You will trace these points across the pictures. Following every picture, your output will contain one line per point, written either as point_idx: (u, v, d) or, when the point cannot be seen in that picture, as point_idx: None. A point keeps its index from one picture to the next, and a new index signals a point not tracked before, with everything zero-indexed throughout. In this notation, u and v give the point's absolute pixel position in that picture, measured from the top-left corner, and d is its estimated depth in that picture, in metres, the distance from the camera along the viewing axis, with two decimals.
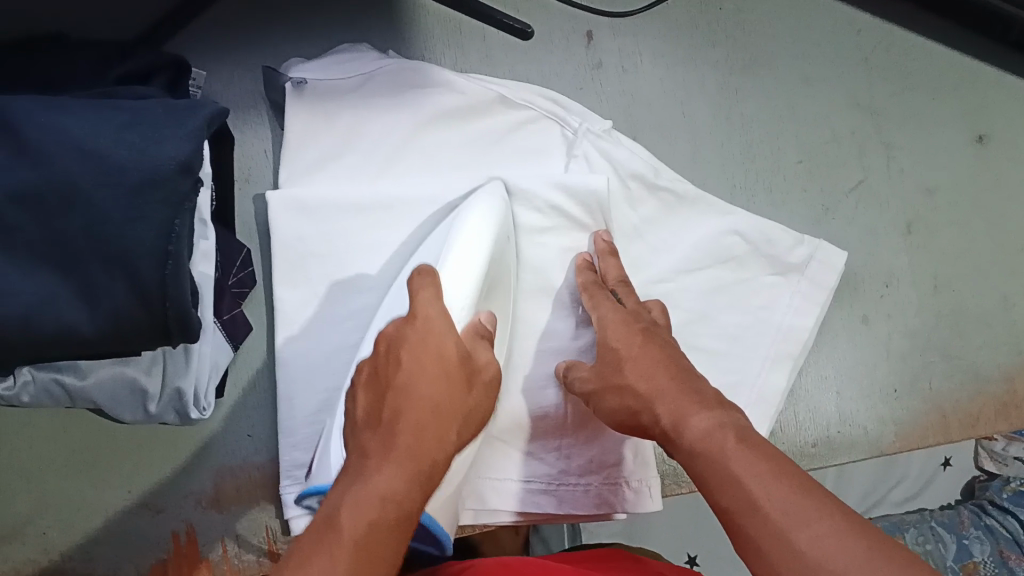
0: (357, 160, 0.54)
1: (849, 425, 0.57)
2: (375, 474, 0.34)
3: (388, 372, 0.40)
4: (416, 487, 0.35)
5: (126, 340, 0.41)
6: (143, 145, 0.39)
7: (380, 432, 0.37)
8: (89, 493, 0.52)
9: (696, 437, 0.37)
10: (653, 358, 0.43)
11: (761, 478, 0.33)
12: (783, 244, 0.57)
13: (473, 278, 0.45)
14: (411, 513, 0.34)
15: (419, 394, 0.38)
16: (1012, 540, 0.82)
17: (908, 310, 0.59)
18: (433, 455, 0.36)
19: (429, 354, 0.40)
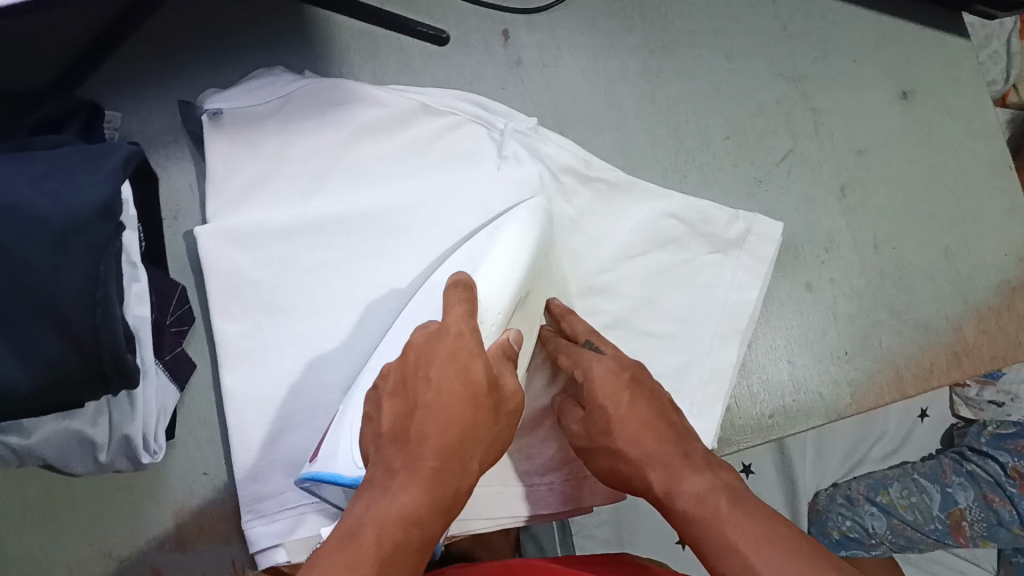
0: (285, 184, 0.54)
1: (804, 392, 0.57)
2: (397, 493, 0.36)
3: (416, 389, 0.39)
4: (438, 516, 0.36)
5: (74, 392, 0.42)
6: (63, 193, 0.41)
7: (409, 454, 0.37)
8: (50, 549, 0.51)
9: (690, 504, 0.40)
10: (642, 416, 0.44)
11: (757, 547, 0.36)
12: (718, 221, 0.57)
13: (510, 289, 0.46)
14: (430, 535, 0.36)
15: (444, 417, 0.37)
16: (994, 482, 0.89)
17: (851, 272, 0.59)
18: (457, 486, 0.37)
19: (456, 375, 0.39)
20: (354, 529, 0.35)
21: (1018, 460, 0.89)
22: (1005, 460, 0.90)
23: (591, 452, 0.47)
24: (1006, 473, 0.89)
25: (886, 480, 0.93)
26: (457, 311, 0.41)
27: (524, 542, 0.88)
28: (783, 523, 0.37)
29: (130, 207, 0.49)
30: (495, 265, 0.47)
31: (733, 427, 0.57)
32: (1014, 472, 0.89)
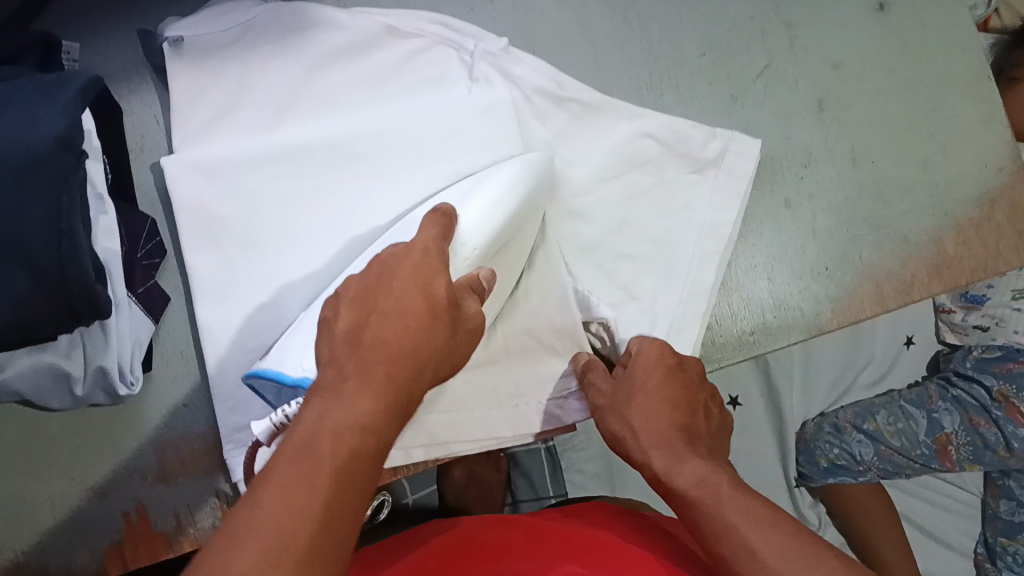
0: (252, 114, 0.53)
1: (785, 309, 0.57)
2: (350, 403, 0.36)
3: (375, 298, 0.40)
4: (389, 428, 0.36)
5: (44, 323, 0.42)
6: (20, 127, 0.41)
7: (365, 363, 0.37)
8: (31, 487, 0.51)
9: (690, 486, 0.42)
10: (673, 401, 0.47)
11: (760, 529, 0.38)
12: (695, 140, 0.56)
13: (487, 234, 0.46)
14: (382, 445, 0.36)
15: (395, 328, 0.38)
16: (979, 407, 0.86)
17: (829, 187, 0.59)
18: (407, 397, 0.38)
19: (418, 288, 0.40)
20: (316, 435, 0.34)
21: (1002, 383, 0.86)
22: (990, 384, 0.86)
23: (605, 416, 0.49)
24: (991, 396, 0.85)
25: (873, 407, 0.90)
26: (430, 230, 0.43)
27: (514, 478, 0.89)
28: (783, 518, 0.39)
29: (94, 138, 0.48)
30: (479, 206, 0.47)
31: (713, 345, 0.57)
32: (999, 395, 0.85)
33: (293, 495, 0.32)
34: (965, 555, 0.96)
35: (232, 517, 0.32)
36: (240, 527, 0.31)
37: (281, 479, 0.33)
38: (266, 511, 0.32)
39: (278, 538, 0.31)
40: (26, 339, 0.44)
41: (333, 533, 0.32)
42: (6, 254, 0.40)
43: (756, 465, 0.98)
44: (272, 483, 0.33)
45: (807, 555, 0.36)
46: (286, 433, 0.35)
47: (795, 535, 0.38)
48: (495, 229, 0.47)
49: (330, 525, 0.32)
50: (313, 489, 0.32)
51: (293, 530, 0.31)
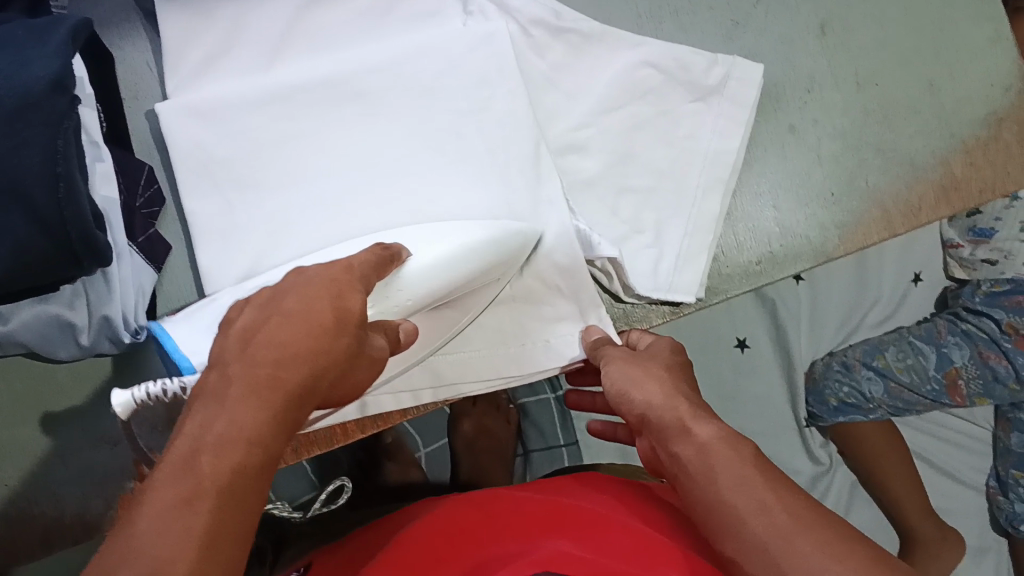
0: (247, 56, 0.53)
1: (791, 237, 0.57)
2: (234, 412, 0.28)
3: (276, 299, 0.33)
4: (277, 446, 0.29)
5: (48, 271, 0.42)
6: (11, 69, 0.40)
7: (253, 367, 0.29)
8: (43, 438, 0.52)
9: (711, 441, 0.36)
10: (684, 377, 0.42)
11: (773, 488, 0.34)
12: (697, 67, 0.55)
13: (423, 290, 0.45)
14: (272, 460, 0.28)
15: (292, 331, 0.31)
16: (990, 340, 0.84)
17: (834, 112, 0.58)
18: (297, 409, 0.30)
19: (319, 300, 0.33)
20: (197, 449, 0.27)
21: (1014, 315, 0.83)
22: (1001, 317, 0.84)
23: (613, 372, 0.44)
24: (1001, 329, 0.83)
25: (882, 345, 0.88)
26: (367, 260, 0.39)
27: (524, 428, 0.89)
28: (787, 480, 0.35)
29: (86, 84, 0.48)
30: (422, 262, 0.46)
31: (719, 277, 0.56)
32: (1010, 327, 0.83)
33: (168, 521, 0.25)
34: (975, 489, 0.96)
35: (102, 554, 0.25)
36: (110, 567, 0.24)
37: (154, 504, 0.25)
38: (137, 542, 0.24)
39: None
40: (29, 287, 0.43)
41: (216, 566, 0.25)
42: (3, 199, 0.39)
43: (764, 405, 0.98)
44: (147, 507, 0.25)
45: (815, 522, 0.32)
46: (162, 449, 0.27)
47: (806, 501, 0.34)
48: (433, 286, 0.46)
49: (213, 555, 0.25)
50: (192, 515, 0.25)
51: (162, 568, 0.24)
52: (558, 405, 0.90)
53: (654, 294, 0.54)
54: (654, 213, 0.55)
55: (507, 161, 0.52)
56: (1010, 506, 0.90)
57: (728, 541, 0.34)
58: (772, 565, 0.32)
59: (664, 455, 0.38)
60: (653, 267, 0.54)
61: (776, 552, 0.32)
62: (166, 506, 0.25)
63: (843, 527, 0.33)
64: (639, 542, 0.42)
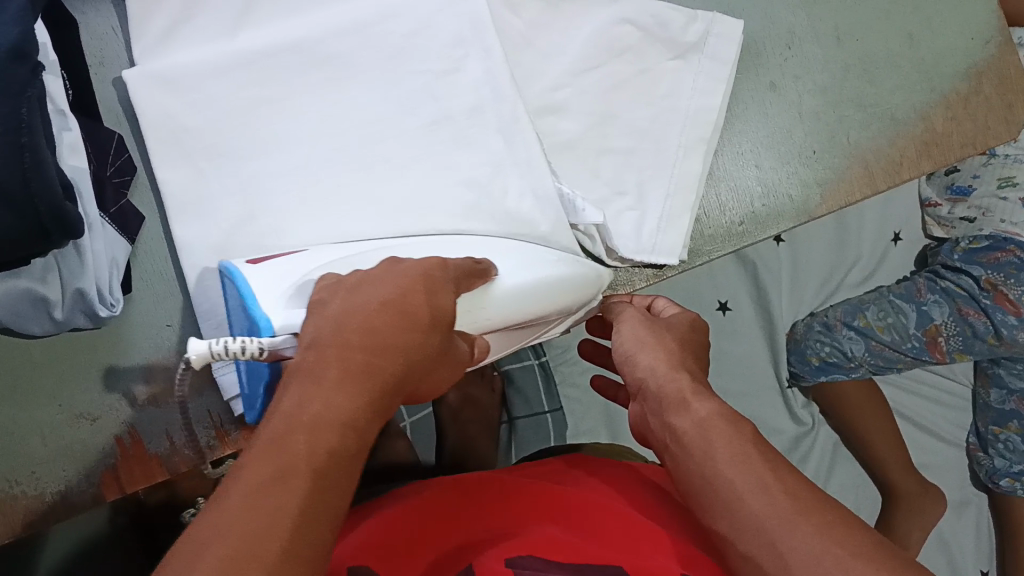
0: (213, 24, 0.51)
1: (773, 196, 0.56)
2: (332, 393, 0.29)
3: (367, 285, 0.33)
4: (368, 426, 0.30)
5: (15, 245, 0.42)
6: None
7: (352, 348, 0.30)
8: (17, 417, 0.50)
9: (713, 416, 0.36)
10: (691, 353, 0.42)
11: (772, 468, 0.34)
12: (676, 23, 0.54)
13: (512, 312, 0.40)
14: (360, 441, 0.30)
15: (385, 325, 0.31)
16: (969, 296, 0.84)
17: (815, 67, 0.57)
18: (388, 390, 0.31)
19: (420, 290, 0.33)
20: (291, 428, 0.28)
21: (991, 272, 0.83)
22: (978, 274, 0.84)
23: (626, 333, 0.43)
24: (980, 286, 0.83)
25: (863, 304, 0.88)
26: (459, 265, 0.37)
27: (510, 395, 0.88)
28: (785, 460, 0.35)
29: (49, 52, 0.46)
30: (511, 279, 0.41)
31: (702, 238, 0.56)
32: (988, 284, 0.83)
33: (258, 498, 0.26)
34: (956, 445, 0.97)
35: (192, 533, 0.26)
36: (202, 543, 0.25)
37: (250, 480, 0.27)
38: (232, 519, 0.26)
39: (244, 553, 0.25)
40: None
41: (309, 541, 0.27)
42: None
43: (749, 367, 0.97)
44: (240, 482, 0.27)
45: (812, 505, 0.32)
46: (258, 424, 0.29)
47: (806, 484, 0.34)
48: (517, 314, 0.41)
49: (306, 533, 0.27)
50: (285, 492, 0.27)
51: (264, 544, 0.25)
52: (542, 372, 0.91)
53: (637, 256, 0.53)
54: (635, 175, 0.54)
55: (487, 123, 0.51)
56: (990, 461, 0.91)
57: (722, 519, 0.34)
58: (768, 544, 0.32)
59: (658, 425, 0.38)
60: (636, 230, 0.53)
61: (772, 530, 0.32)
62: (258, 484, 0.27)
63: (840, 510, 0.33)
64: (630, 529, 0.42)
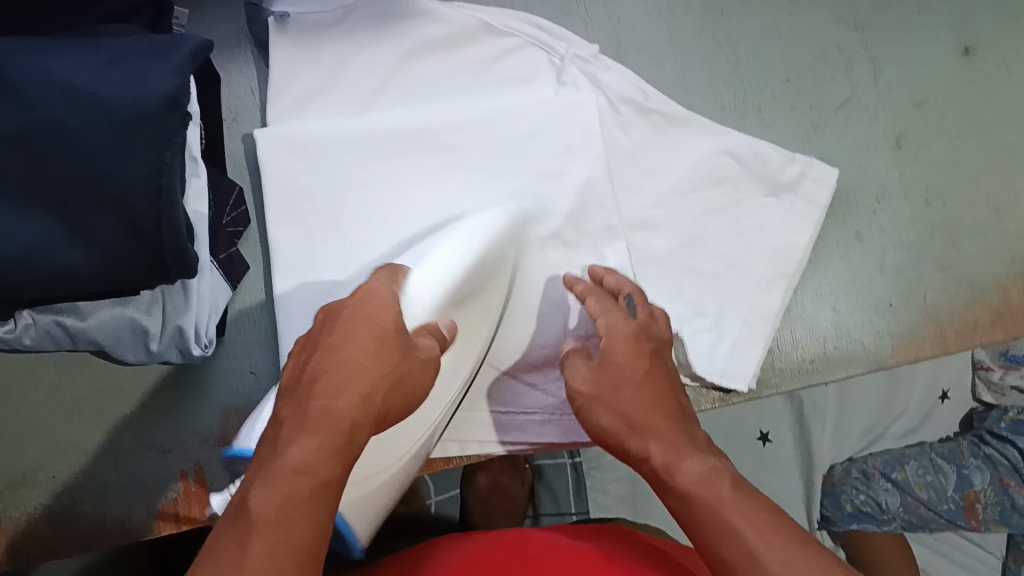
0: (343, 98, 0.54)
1: (846, 339, 0.58)
2: (293, 448, 0.34)
3: (319, 344, 0.39)
4: (336, 461, 0.34)
5: (131, 276, 0.44)
6: (131, 82, 0.43)
7: (304, 408, 0.36)
8: (94, 438, 0.52)
9: (690, 483, 0.37)
10: (653, 402, 0.42)
11: (759, 530, 0.34)
12: (774, 163, 0.56)
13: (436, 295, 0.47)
14: (328, 481, 0.34)
15: (328, 375, 0.37)
16: (1011, 467, 0.83)
17: (901, 223, 0.59)
18: (352, 420, 0.36)
19: (360, 335, 0.38)
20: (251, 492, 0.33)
21: None
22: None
23: (591, 405, 0.43)
24: None
25: (904, 457, 0.88)
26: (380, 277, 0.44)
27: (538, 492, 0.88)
28: (776, 511, 0.35)
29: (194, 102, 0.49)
30: (427, 270, 0.48)
31: (772, 369, 0.57)
32: None
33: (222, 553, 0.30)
34: None
35: None
36: None
37: (220, 542, 0.31)
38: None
39: None
40: (108, 289, 0.45)
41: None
42: (104, 204, 0.42)
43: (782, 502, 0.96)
44: (216, 543, 0.31)
45: (813, 562, 0.33)
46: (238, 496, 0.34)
47: (794, 532, 0.34)
48: (441, 291, 0.48)
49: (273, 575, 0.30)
50: (241, 543, 0.31)
51: None
52: (572, 475, 0.91)
53: (711, 377, 0.54)
54: (714, 298, 0.55)
55: (583, 227, 0.54)
56: None
57: None
58: None
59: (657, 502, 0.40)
60: (711, 351, 0.55)
61: None
62: (221, 545, 0.31)
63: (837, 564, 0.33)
64: None
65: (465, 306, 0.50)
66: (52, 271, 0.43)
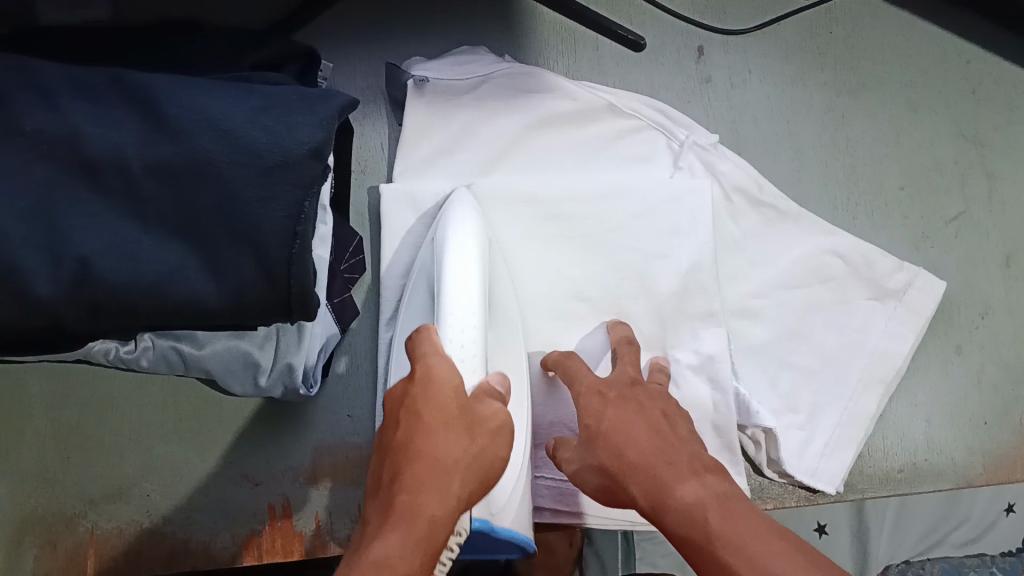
0: (468, 159, 0.55)
1: (937, 454, 0.57)
2: (376, 542, 0.33)
3: (400, 428, 0.38)
4: (417, 550, 0.32)
5: (253, 317, 0.37)
6: (274, 129, 0.36)
7: (387, 504, 0.34)
8: (191, 461, 0.54)
9: (680, 520, 0.35)
10: (622, 445, 0.39)
11: (748, 555, 0.32)
12: (882, 268, 0.57)
13: (467, 318, 0.41)
14: (410, 572, 0.32)
15: (410, 465, 0.36)
16: None
17: (1003, 341, 0.59)
18: (432, 511, 0.34)
19: (431, 416, 0.37)
20: None
21: None
22: None
23: (580, 471, 0.41)
24: None
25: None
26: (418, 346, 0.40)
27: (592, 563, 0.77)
28: (773, 526, 0.34)
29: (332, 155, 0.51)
30: (452, 296, 0.42)
31: (860, 475, 0.56)
32: None
33: None
34: None
35: None
36: None
37: None
38: None
39: None
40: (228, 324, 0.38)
41: None
42: (239, 242, 0.35)
43: None
44: None
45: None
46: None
47: (789, 546, 0.32)
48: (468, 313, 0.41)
49: None
50: None
51: None
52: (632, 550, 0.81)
53: (801, 476, 0.54)
54: (808, 396, 0.56)
55: (683, 311, 0.54)
56: None
57: None
58: None
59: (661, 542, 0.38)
60: (801, 449, 0.55)
61: None
62: None
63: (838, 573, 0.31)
64: None
65: (501, 320, 0.48)
66: (174, 304, 0.34)
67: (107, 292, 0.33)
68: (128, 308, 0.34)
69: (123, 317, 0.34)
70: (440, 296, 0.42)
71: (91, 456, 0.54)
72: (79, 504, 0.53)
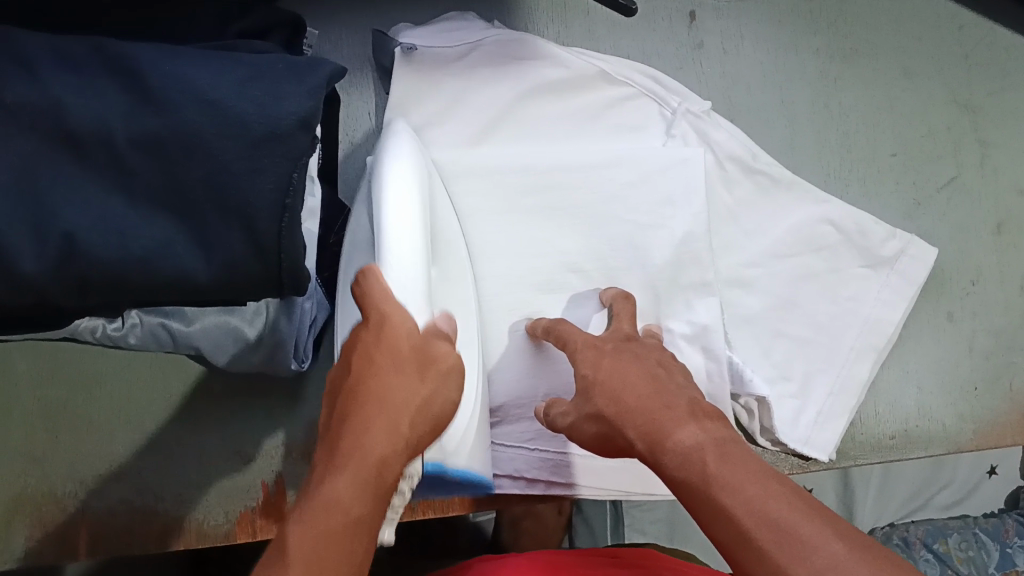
0: (457, 128, 0.54)
1: (928, 419, 0.57)
2: (323, 486, 0.31)
3: (350, 363, 0.35)
4: (366, 495, 0.30)
5: (243, 293, 0.36)
6: (262, 99, 0.34)
7: (333, 440, 0.32)
8: (183, 437, 0.53)
9: (675, 462, 0.32)
10: (616, 394, 0.37)
11: (740, 493, 0.29)
12: (875, 236, 0.57)
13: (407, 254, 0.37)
14: (360, 518, 0.30)
15: (357, 407, 0.33)
16: None
17: (993, 308, 0.59)
18: (379, 452, 0.31)
19: (380, 356, 0.34)
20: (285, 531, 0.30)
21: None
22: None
23: (577, 423, 0.39)
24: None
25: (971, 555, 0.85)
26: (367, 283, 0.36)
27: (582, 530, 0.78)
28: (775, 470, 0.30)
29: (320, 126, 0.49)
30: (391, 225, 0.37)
31: (852, 441, 0.56)
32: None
33: None
34: None
35: None
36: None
37: None
38: None
39: None
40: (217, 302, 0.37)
41: None
42: (229, 218, 0.34)
43: None
44: None
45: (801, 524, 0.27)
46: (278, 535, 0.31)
47: (788, 491, 0.29)
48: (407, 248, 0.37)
49: None
50: None
51: None
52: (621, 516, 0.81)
53: (795, 445, 0.54)
54: (802, 365, 0.55)
55: (677, 282, 0.53)
56: None
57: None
58: None
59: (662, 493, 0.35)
60: (794, 417, 0.54)
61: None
62: None
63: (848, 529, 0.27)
64: None
65: (441, 238, 0.44)
66: (165, 278, 0.34)
67: (96, 269, 0.32)
68: (119, 286, 0.33)
69: (112, 293, 0.33)
70: (377, 223, 0.38)
71: (81, 434, 0.53)
72: (70, 484, 0.52)
